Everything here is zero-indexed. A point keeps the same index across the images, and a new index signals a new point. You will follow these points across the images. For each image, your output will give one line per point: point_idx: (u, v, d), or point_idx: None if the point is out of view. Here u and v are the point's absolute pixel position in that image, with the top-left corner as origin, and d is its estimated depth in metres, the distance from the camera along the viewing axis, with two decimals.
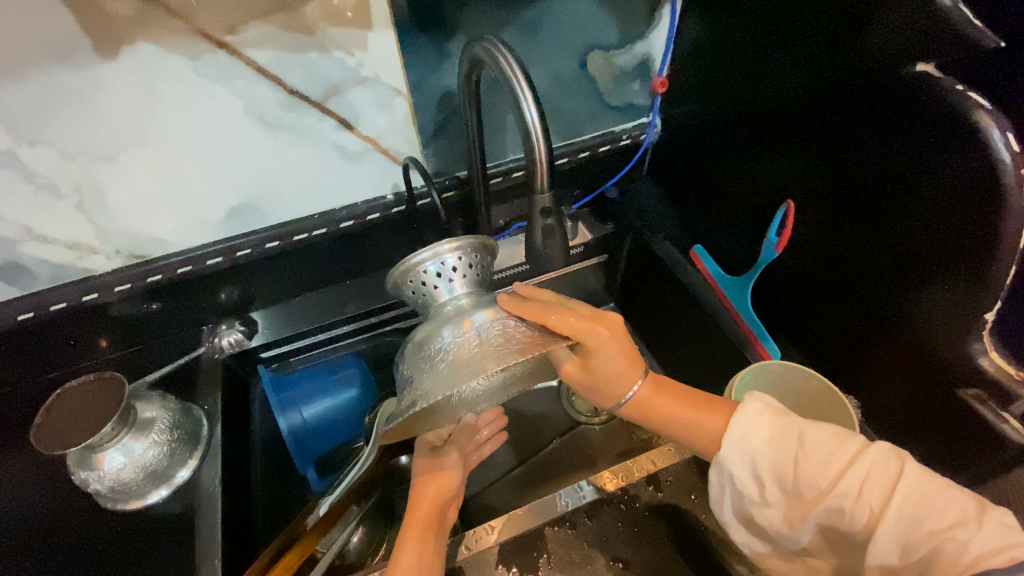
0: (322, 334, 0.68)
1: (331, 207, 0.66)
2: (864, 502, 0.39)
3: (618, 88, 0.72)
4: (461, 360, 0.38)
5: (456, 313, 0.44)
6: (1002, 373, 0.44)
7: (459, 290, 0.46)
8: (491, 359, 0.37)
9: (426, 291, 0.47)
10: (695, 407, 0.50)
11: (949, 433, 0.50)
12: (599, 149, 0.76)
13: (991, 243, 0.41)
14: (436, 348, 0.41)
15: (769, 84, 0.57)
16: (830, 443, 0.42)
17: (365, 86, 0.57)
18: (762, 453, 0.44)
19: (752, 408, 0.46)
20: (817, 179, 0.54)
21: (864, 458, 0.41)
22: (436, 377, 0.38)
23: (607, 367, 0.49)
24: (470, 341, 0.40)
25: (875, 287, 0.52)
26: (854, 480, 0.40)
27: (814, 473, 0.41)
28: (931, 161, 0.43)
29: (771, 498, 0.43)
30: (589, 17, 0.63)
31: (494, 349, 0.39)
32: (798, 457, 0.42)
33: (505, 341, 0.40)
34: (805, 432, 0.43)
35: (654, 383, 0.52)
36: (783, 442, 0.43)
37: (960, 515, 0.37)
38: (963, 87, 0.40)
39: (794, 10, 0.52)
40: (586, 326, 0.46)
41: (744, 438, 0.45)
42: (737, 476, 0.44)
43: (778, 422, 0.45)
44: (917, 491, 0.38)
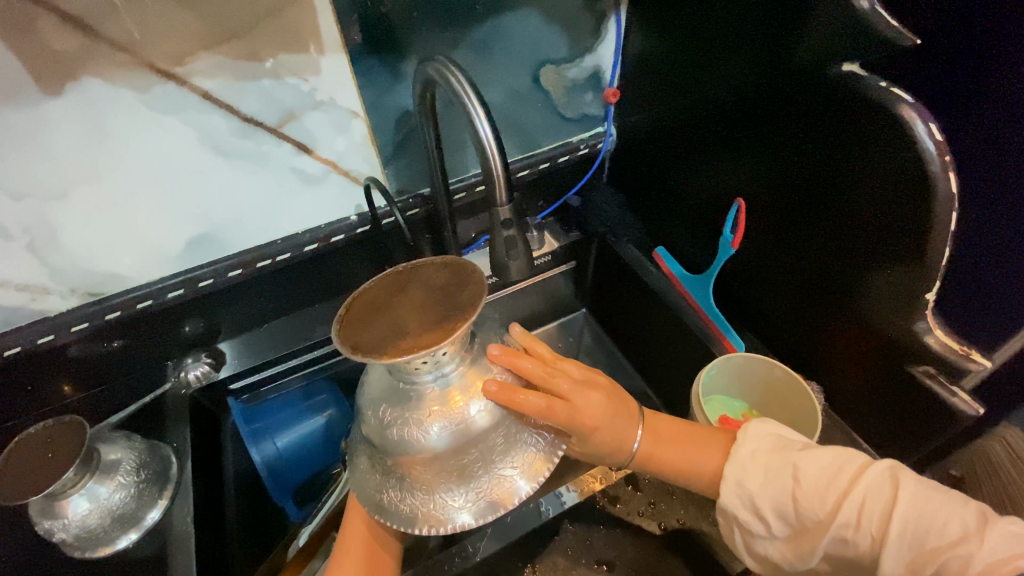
0: (292, 360, 0.67)
1: (295, 231, 0.65)
2: (864, 531, 0.40)
3: (572, 100, 0.74)
4: (472, 480, 0.40)
5: (446, 407, 0.40)
6: (948, 349, 0.46)
7: (449, 368, 0.40)
8: (502, 488, 0.40)
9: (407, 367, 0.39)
10: (692, 450, 0.49)
11: (909, 411, 0.52)
12: (558, 160, 0.77)
13: (924, 228, 0.43)
14: (434, 454, 0.40)
15: (712, 90, 0.59)
16: (824, 472, 0.43)
17: (321, 110, 0.57)
18: (760, 494, 0.45)
19: (746, 448, 0.47)
20: (765, 177, 0.57)
21: (859, 483, 0.42)
22: (447, 497, 0.40)
23: (606, 438, 0.47)
24: (475, 449, 0.40)
25: (828, 275, 0.54)
26: (851, 510, 0.41)
27: (812, 506, 0.42)
28: (861, 155, 0.46)
29: (778, 533, 0.44)
30: (539, 34, 0.66)
31: (506, 470, 0.41)
32: (796, 493, 0.43)
33: (508, 451, 0.41)
34: (797, 464, 0.44)
35: (651, 431, 0.50)
36: (777, 478, 0.44)
37: (962, 530, 0.37)
38: (886, 83, 0.43)
39: (729, 21, 0.54)
40: (579, 413, 0.44)
41: (740, 482, 0.46)
42: (740, 518, 0.45)
43: (769, 458, 0.46)
44: (915, 510, 0.39)
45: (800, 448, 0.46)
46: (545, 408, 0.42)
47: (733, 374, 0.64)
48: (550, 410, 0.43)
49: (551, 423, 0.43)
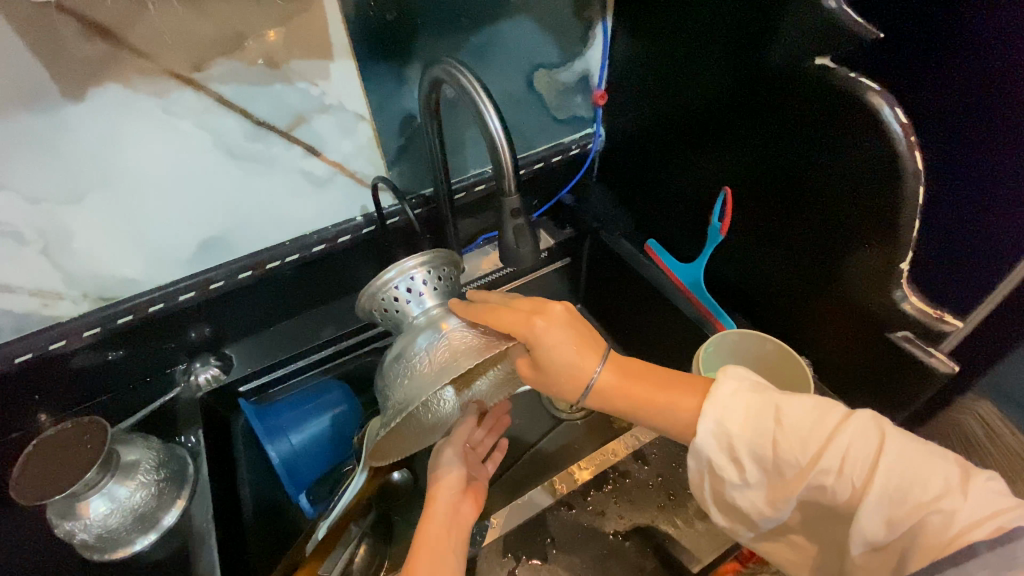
0: (301, 361, 0.70)
1: (303, 232, 0.67)
2: (846, 479, 0.40)
3: (563, 103, 0.78)
4: (433, 366, 0.46)
5: (427, 324, 0.51)
6: (923, 313, 0.51)
7: (430, 304, 0.53)
8: (453, 367, 0.45)
9: (394, 313, 0.54)
10: (662, 389, 0.49)
11: (892, 374, 0.56)
12: (551, 160, 0.81)
13: (897, 203, 0.48)
14: (414, 356, 0.49)
15: (695, 88, 0.64)
16: (808, 418, 0.43)
17: (329, 113, 0.59)
18: (737, 432, 0.44)
19: (726, 387, 0.46)
20: (746, 165, 0.61)
21: (845, 431, 0.41)
22: (412, 386, 0.46)
23: (556, 355, 0.49)
24: (441, 347, 0.48)
25: (812, 253, 0.58)
26: (834, 455, 0.41)
27: (793, 451, 0.42)
28: (834, 140, 0.51)
29: (752, 478, 0.43)
30: (533, 41, 0.69)
31: (461, 359, 0.46)
32: (778, 436, 0.42)
33: (471, 349, 0.48)
34: (781, 408, 0.44)
35: (614, 366, 0.50)
36: (760, 422, 0.44)
37: (945, 485, 0.37)
38: (856, 75, 0.48)
39: (710, 22, 0.58)
40: (525, 317, 0.49)
41: (718, 420, 0.45)
42: (713, 460, 0.44)
43: (750, 401, 0.45)
44: (899, 463, 0.39)
45: (781, 392, 0.46)
46: (489, 310, 0.50)
47: (730, 351, 0.68)
48: (497, 314, 0.49)
49: (500, 327, 0.49)
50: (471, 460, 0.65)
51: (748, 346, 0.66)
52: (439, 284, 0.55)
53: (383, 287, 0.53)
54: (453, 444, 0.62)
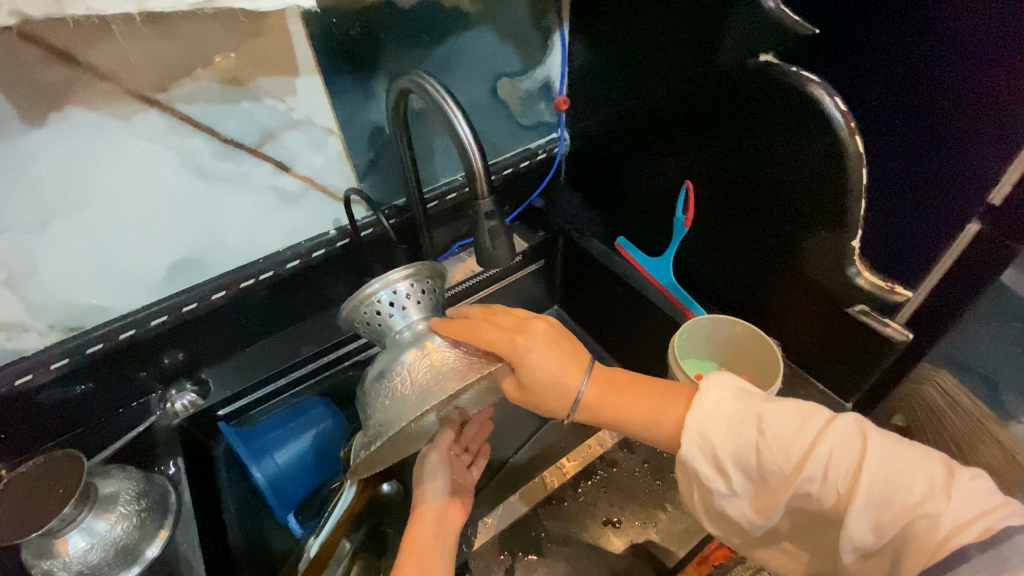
0: (282, 380, 0.69)
1: (276, 249, 0.67)
2: (830, 485, 0.41)
3: (527, 109, 0.80)
4: (414, 389, 0.47)
5: (411, 340, 0.52)
6: (876, 287, 0.54)
7: (415, 317, 0.54)
8: (434, 390, 0.46)
9: (377, 326, 0.55)
10: (647, 396, 0.50)
11: (854, 347, 0.60)
12: (520, 165, 0.82)
13: (843, 186, 0.52)
14: (396, 373, 0.49)
15: (652, 89, 0.67)
16: (790, 425, 0.43)
17: (298, 129, 0.60)
18: (721, 442, 0.44)
19: (708, 397, 0.46)
20: (707, 162, 0.64)
21: (827, 436, 0.42)
22: (395, 407, 0.47)
23: (541, 372, 0.48)
24: (422, 367, 0.49)
25: (770, 239, 0.62)
26: (818, 463, 0.41)
27: (777, 460, 0.42)
28: (782, 132, 0.55)
29: (739, 488, 0.44)
30: (495, 51, 0.71)
31: (442, 378, 0.47)
32: (760, 445, 0.43)
33: (453, 369, 0.48)
34: (763, 416, 0.44)
35: (599, 380, 0.51)
36: (743, 431, 0.44)
37: (928, 487, 0.38)
38: (796, 69, 0.51)
39: (661, 27, 0.62)
40: (508, 336, 0.49)
41: (700, 429, 0.45)
42: (700, 471, 0.45)
43: (732, 409, 0.45)
44: (883, 467, 0.40)
45: (764, 398, 0.46)
46: (473, 331, 0.49)
47: (704, 338, 0.70)
48: (480, 335, 0.49)
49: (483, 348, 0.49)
50: (456, 466, 0.64)
51: (719, 331, 0.69)
52: (424, 296, 0.56)
53: (367, 299, 0.53)
54: (437, 450, 0.61)
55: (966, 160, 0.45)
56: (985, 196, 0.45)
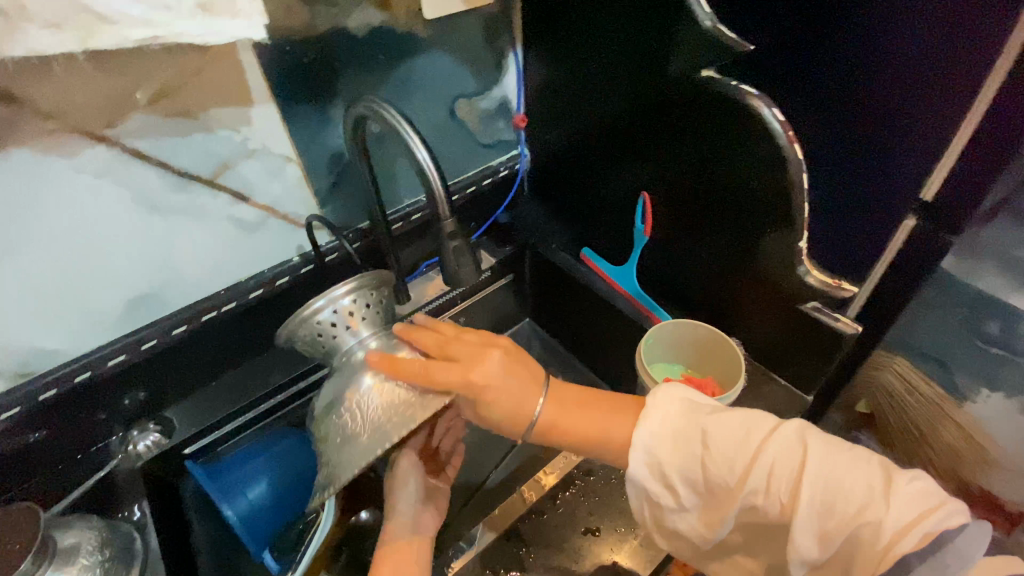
0: (250, 412, 0.67)
1: (238, 278, 0.65)
2: (773, 497, 0.43)
3: (487, 127, 0.81)
4: (365, 428, 0.47)
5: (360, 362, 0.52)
6: (824, 284, 0.57)
7: (363, 333, 0.54)
8: (386, 431, 0.46)
9: (325, 343, 0.54)
10: (597, 411, 0.52)
11: (808, 342, 0.63)
12: (483, 183, 0.83)
13: (786, 190, 0.55)
14: (348, 406, 0.49)
15: (606, 104, 0.69)
16: (733, 439, 0.46)
17: (254, 158, 0.59)
18: (668, 459, 0.47)
19: (655, 416, 0.49)
20: (661, 172, 0.67)
21: (768, 449, 0.45)
22: (346, 447, 0.47)
23: (500, 402, 0.51)
24: (373, 402, 0.48)
25: (725, 243, 0.65)
26: (760, 475, 0.44)
27: (722, 473, 0.45)
28: (728, 141, 0.57)
29: (687, 503, 0.46)
30: (452, 72, 0.72)
31: (396, 415, 0.47)
32: (706, 461, 0.46)
33: (404, 402, 0.48)
34: (707, 431, 0.47)
35: (552, 401, 0.52)
36: (688, 448, 0.47)
37: (866, 496, 0.41)
38: (737, 82, 0.54)
39: (610, 45, 0.64)
40: (460, 373, 0.49)
41: (648, 450, 0.48)
42: (649, 489, 0.47)
43: (678, 426, 0.48)
44: (822, 476, 0.42)
45: (709, 412, 0.49)
46: (424, 371, 0.49)
47: (670, 342, 0.72)
48: (431, 374, 0.49)
49: (436, 388, 0.49)
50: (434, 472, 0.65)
51: (683, 334, 0.71)
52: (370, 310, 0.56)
53: (310, 316, 0.53)
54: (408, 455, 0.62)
55: (900, 160, 0.48)
56: (919, 193, 0.49)
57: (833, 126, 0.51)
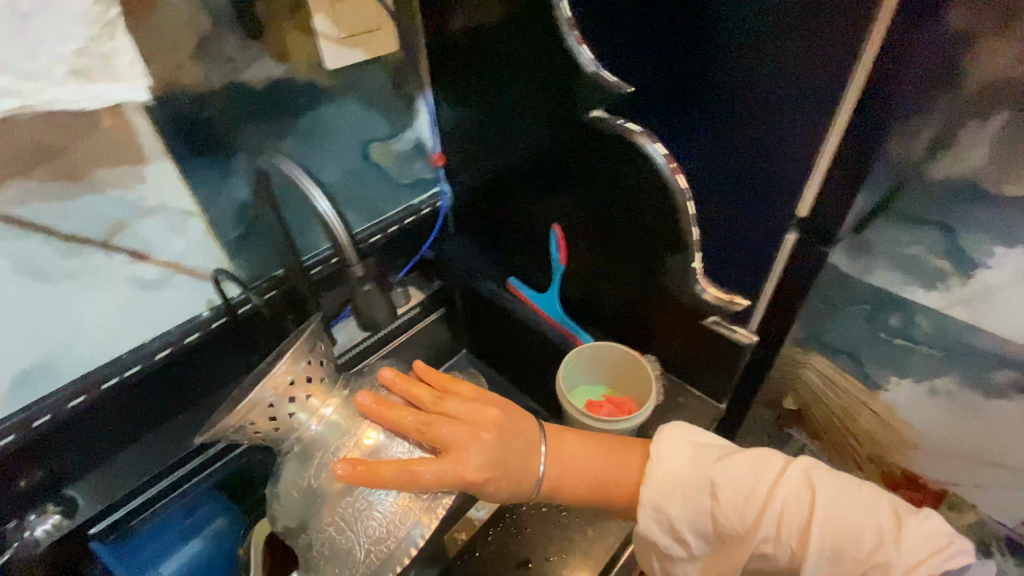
0: (163, 482, 0.62)
1: (143, 340, 0.62)
2: (782, 543, 0.48)
3: (402, 168, 0.82)
4: (369, 537, 0.47)
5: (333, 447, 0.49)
6: (719, 300, 0.62)
7: (320, 409, 0.50)
8: (393, 541, 0.47)
9: (275, 428, 0.49)
10: (600, 461, 0.55)
11: (714, 353, 0.68)
12: (404, 222, 0.83)
13: (677, 218, 0.59)
14: (342, 509, 0.48)
15: (512, 144, 0.72)
16: (740, 488, 0.50)
17: (152, 216, 0.58)
18: (677, 513, 0.51)
19: (662, 468, 0.53)
20: (570, 205, 0.70)
21: (776, 496, 0.49)
22: (352, 555, 0.47)
23: (499, 487, 0.50)
24: (371, 503, 0.48)
25: (634, 268, 0.68)
26: (770, 522, 0.48)
27: (732, 523, 0.50)
28: (624, 175, 0.61)
29: (698, 551, 0.52)
30: (360, 118, 0.74)
31: (398, 519, 0.47)
32: (714, 513, 0.50)
33: (400, 501, 0.48)
34: (715, 482, 0.51)
35: (555, 461, 0.54)
36: (697, 500, 0.51)
37: (875, 538, 0.45)
38: (622, 121, 0.58)
39: (507, 89, 0.67)
40: (452, 468, 0.47)
41: (657, 504, 0.52)
42: (663, 542, 0.52)
43: (684, 478, 0.52)
44: (830, 520, 0.47)
45: (714, 459, 0.53)
46: (407, 476, 0.46)
47: (586, 364, 0.76)
48: (414, 475, 0.46)
49: (422, 488, 0.47)
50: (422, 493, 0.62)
51: (600, 355, 0.74)
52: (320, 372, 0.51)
53: (249, 410, 0.47)
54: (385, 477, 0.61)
55: (778, 181, 0.54)
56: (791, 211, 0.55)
57: (722, 156, 0.56)
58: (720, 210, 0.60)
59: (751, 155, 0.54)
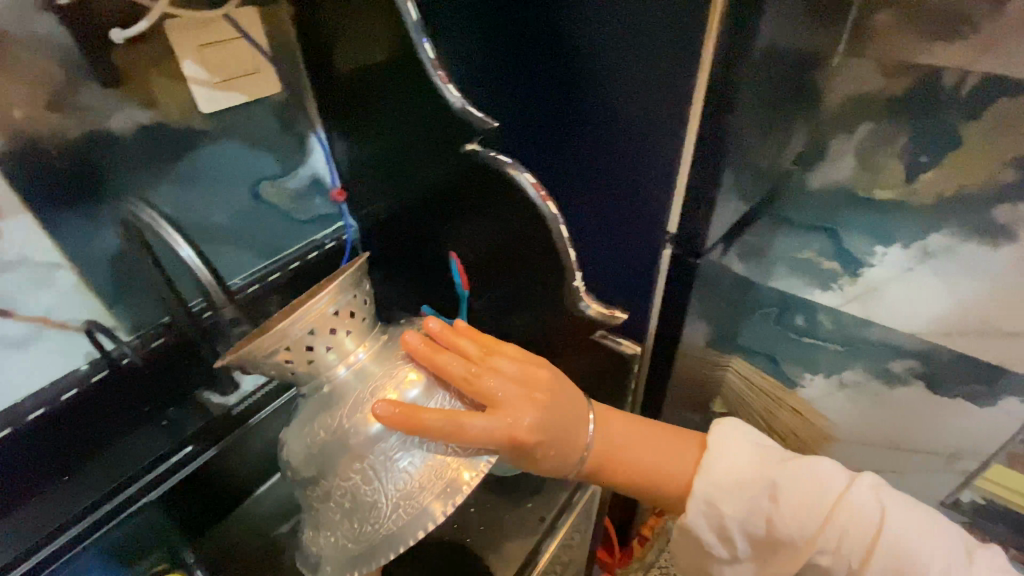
0: (48, 548, 0.59)
1: (10, 402, 0.59)
2: (838, 556, 0.57)
3: (301, 205, 0.80)
4: (399, 492, 0.50)
5: (370, 390, 0.54)
6: (600, 314, 0.65)
7: (360, 348, 0.57)
8: (428, 503, 0.49)
9: (313, 361, 0.55)
10: (638, 452, 0.61)
11: (606, 366, 0.73)
12: (307, 257, 0.82)
13: (553, 246, 0.62)
14: (381, 472, 0.51)
15: (402, 182, 0.73)
16: (795, 503, 0.58)
17: (10, 270, 0.56)
18: (729, 513, 0.60)
19: (721, 463, 0.61)
20: (462, 240, 0.71)
21: (838, 512, 0.58)
22: (387, 519, 0.50)
23: (553, 440, 0.55)
24: (403, 472, 0.51)
25: (525, 296, 0.70)
26: (832, 531, 0.57)
27: (790, 531, 0.58)
28: (503, 207, 0.64)
29: (742, 557, 0.62)
30: (246, 158, 0.73)
31: (430, 484, 0.50)
32: (771, 514, 0.59)
33: (424, 466, 0.51)
34: (777, 485, 0.59)
35: (607, 449, 0.60)
36: (757, 502, 0.59)
37: (936, 566, 0.54)
38: (493, 153, 0.61)
39: (392, 129, 0.68)
40: (528, 403, 0.53)
41: (708, 492, 0.61)
42: (708, 541, 0.62)
43: (738, 481, 0.60)
44: (900, 539, 0.56)
45: (755, 477, 0.60)
46: (452, 427, 0.50)
47: None
48: (460, 427, 0.50)
49: (466, 439, 0.50)
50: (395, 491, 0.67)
51: None
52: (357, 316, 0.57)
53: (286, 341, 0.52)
54: None
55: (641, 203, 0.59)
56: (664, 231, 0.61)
57: (603, 170, 0.59)
58: (626, 228, 0.62)
59: (627, 169, 0.58)
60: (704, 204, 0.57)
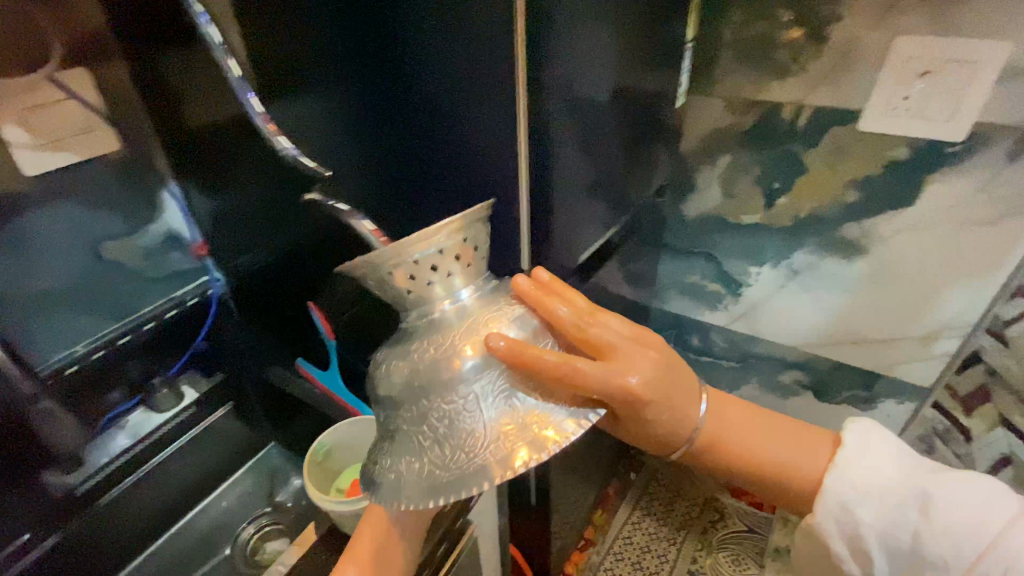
0: None
1: None
2: None
3: (156, 262, 0.78)
4: (485, 425, 0.45)
5: (468, 324, 0.50)
6: None
7: (463, 290, 0.52)
8: (508, 448, 0.44)
9: (410, 294, 0.51)
10: (758, 433, 0.63)
11: None
12: (165, 316, 0.77)
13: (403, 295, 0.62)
14: (469, 401, 0.47)
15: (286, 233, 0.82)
16: (956, 520, 0.54)
17: None
18: (871, 521, 0.57)
19: (858, 469, 0.59)
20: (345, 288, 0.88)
21: (999, 542, 0.52)
22: (454, 454, 0.45)
23: (654, 387, 0.54)
24: (500, 407, 0.46)
25: None
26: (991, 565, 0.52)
27: (940, 549, 0.54)
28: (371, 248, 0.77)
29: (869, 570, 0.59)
30: (84, 217, 0.69)
31: (514, 434, 0.45)
32: (918, 527, 0.56)
33: (526, 409, 0.47)
34: (932, 501, 0.55)
35: (712, 438, 0.62)
36: (904, 513, 0.56)
37: None
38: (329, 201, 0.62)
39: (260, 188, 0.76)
40: (620, 374, 0.51)
41: (855, 494, 0.58)
42: (841, 551, 0.60)
43: (883, 488, 0.58)
44: None
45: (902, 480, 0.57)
46: (567, 366, 0.48)
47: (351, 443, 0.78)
48: (576, 370, 0.48)
49: (580, 384, 0.49)
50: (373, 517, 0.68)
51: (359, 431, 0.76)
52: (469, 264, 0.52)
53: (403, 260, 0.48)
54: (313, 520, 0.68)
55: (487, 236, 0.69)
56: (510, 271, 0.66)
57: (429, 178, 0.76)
58: (433, 219, 0.78)
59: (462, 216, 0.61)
60: (542, 215, 0.69)
